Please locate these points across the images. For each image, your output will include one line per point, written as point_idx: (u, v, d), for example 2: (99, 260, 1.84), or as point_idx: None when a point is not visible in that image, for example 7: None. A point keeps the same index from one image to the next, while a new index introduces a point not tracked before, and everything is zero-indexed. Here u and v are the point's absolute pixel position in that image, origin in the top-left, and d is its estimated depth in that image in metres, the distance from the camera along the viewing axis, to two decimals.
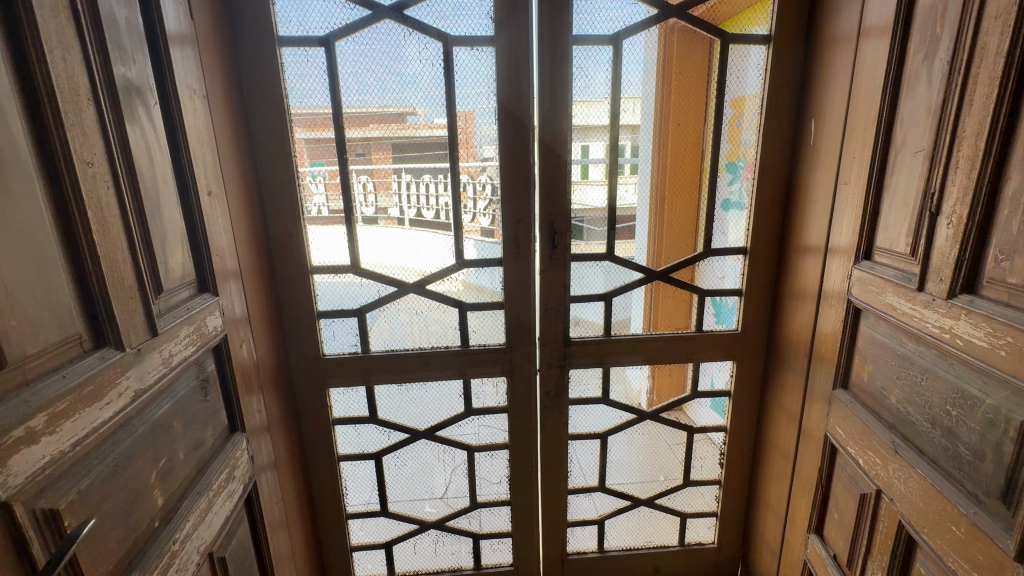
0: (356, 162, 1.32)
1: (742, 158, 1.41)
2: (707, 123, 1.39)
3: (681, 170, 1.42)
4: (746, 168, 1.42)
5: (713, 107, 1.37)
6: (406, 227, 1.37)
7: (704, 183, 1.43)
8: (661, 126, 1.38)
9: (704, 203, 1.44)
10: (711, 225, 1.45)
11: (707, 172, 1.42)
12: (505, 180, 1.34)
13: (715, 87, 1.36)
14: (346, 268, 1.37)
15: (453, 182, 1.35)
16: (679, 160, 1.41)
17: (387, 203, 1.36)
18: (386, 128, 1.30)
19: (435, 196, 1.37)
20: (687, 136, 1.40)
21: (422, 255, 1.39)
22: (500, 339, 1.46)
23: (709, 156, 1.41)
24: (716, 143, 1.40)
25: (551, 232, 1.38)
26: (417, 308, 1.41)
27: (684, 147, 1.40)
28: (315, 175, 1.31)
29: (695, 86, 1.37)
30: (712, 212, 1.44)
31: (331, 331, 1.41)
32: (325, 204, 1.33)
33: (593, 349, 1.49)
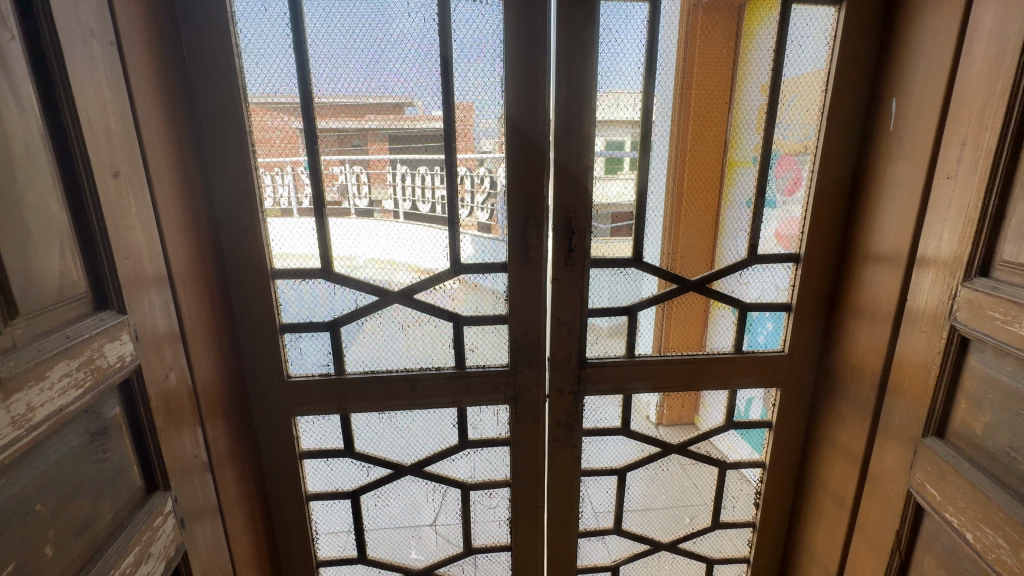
0: (350, 154, 1.08)
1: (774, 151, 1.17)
2: (733, 103, 1.15)
3: (705, 164, 1.18)
4: (779, 162, 1.18)
5: (744, 89, 1.14)
6: (409, 224, 1.13)
7: (730, 181, 1.20)
8: (681, 111, 1.13)
9: (730, 206, 1.21)
10: (732, 225, 1.21)
11: (746, 164, 1.19)
12: (511, 169, 1.09)
13: (745, 63, 1.12)
14: (316, 272, 1.12)
15: (449, 172, 1.10)
16: (700, 154, 1.17)
17: (382, 191, 1.11)
18: (383, 119, 1.07)
19: (424, 189, 1.12)
20: (711, 118, 1.15)
21: (412, 257, 1.14)
22: (501, 360, 1.21)
23: (733, 143, 1.17)
24: (748, 134, 1.17)
25: (567, 233, 1.13)
26: (403, 320, 1.16)
27: (706, 130, 1.16)
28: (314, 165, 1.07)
29: (721, 61, 1.12)
30: (734, 210, 1.21)
31: (298, 348, 1.16)
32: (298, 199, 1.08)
33: (613, 374, 1.25)
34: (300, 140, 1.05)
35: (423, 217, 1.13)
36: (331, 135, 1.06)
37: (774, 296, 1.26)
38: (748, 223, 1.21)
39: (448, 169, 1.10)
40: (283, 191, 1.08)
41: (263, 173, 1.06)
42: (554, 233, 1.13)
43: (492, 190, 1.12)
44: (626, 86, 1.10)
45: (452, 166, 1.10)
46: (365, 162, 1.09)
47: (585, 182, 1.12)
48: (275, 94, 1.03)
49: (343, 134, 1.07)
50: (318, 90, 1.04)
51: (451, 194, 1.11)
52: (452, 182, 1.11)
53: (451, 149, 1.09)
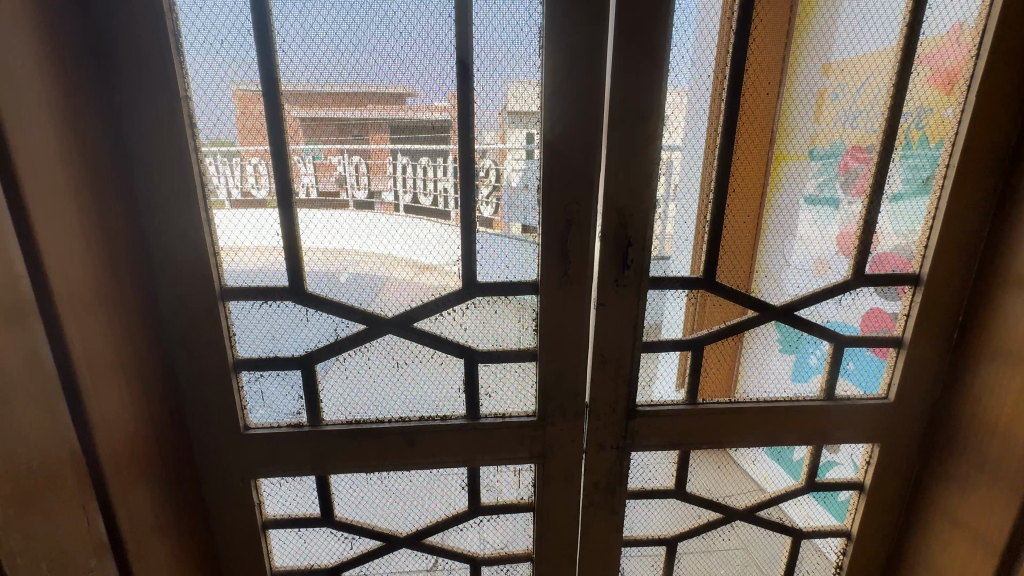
0: (348, 142, 0.79)
1: (836, 142, 0.88)
2: (794, 69, 0.84)
3: (749, 164, 0.88)
4: (849, 154, 0.88)
5: (798, 65, 0.84)
6: (410, 228, 0.83)
7: (773, 187, 0.90)
8: (743, 90, 0.83)
9: (772, 218, 0.91)
10: (779, 233, 0.91)
11: (802, 158, 0.88)
12: (546, 157, 0.79)
13: (806, 27, 0.82)
14: (284, 292, 0.83)
15: (463, 162, 0.81)
16: (739, 149, 0.86)
17: (357, 175, 0.81)
18: (389, 109, 0.79)
19: (423, 184, 0.82)
20: (764, 88, 0.84)
21: (409, 272, 0.85)
22: (526, 407, 0.93)
23: (789, 123, 0.87)
24: (804, 120, 0.86)
25: (622, 246, 0.84)
26: (398, 356, 0.88)
27: (756, 105, 0.84)
28: (319, 158, 0.79)
29: (774, 22, 0.81)
30: (781, 214, 0.91)
31: (258, 392, 0.88)
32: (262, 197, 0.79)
33: (669, 425, 0.97)
34: (261, 122, 0.77)
35: (426, 220, 0.83)
36: (305, 115, 0.78)
37: (873, 322, 0.97)
38: (809, 235, 0.92)
39: (462, 157, 0.81)
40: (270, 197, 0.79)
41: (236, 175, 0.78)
42: (602, 245, 0.84)
43: (524, 185, 0.83)
44: (702, 50, 0.81)
45: (470, 152, 0.81)
46: (348, 147, 0.80)
47: (651, 177, 0.82)
48: (224, 53, 0.74)
49: (343, 124, 0.78)
50: (284, 53, 0.75)
51: (467, 191, 0.82)
52: (467, 176, 0.82)
53: (468, 131, 0.80)
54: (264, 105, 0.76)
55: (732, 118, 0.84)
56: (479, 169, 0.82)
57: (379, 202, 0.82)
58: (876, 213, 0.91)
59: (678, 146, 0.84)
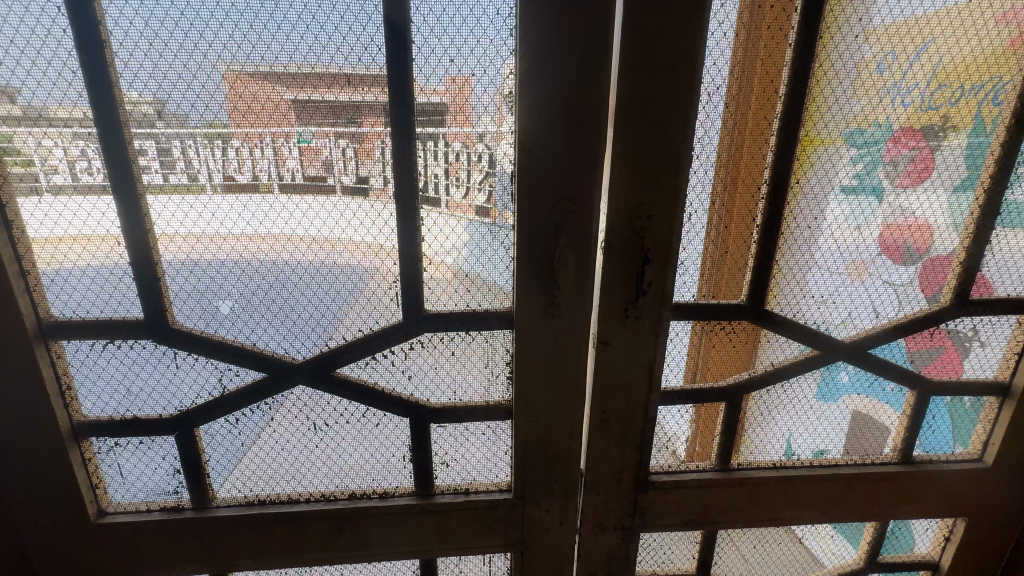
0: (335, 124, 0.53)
1: (883, 122, 0.59)
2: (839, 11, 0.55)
3: (788, 154, 0.59)
4: (900, 136, 0.60)
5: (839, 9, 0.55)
6: (324, 237, 0.56)
7: (797, 189, 0.61)
8: (819, 31, 0.55)
9: (792, 233, 0.63)
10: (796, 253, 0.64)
11: (837, 142, 0.60)
12: (523, 130, 0.52)
13: None
14: (146, 330, 0.57)
15: (397, 132, 0.53)
16: (769, 130, 0.59)
17: (234, 155, 0.52)
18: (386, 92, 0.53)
19: (339, 168, 0.54)
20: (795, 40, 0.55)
21: (325, 301, 0.58)
22: (498, 477, 0.68)
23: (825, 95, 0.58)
24: (841, 92, 0.58)
25: (635, 262, 0.58)
26: (316, 415, 0.63)
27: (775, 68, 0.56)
28: (306, 141, 0.53)
29: None
30: (802, 226, 0.63)
31: (119, 464, 0.62)
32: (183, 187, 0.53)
33: (693, 500, 0.72)
34: (70, 65, 0.48)
35: (349, 224, 0.56)
36: (145, 60, 0.49)
37: (923, 341, 0.70)
38: (854, 251, 0.64)
39: (397, 125, 0.53)
40: (247, 185, 0.53)
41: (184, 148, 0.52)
42: (605, 264, 0.58)
43: (495, 172, 0.56)
44: None
45: (408, 117, 0.53)
46: (223, 115, 0.51)
47: (681, 164, 0.55)
48: None
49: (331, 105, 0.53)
50: None
51: (406, 178, 0.55)
52: (404, 154, 0.54)
53: (405, 84, 0.52)
54: (73, 45, 0.48)
55: (801, 74, 0.57)
56: (425, 148, 0.55)
57: (274, 199, 0.54)
58: (941, 213, 0.64)
59: (720, 117, 0.58)
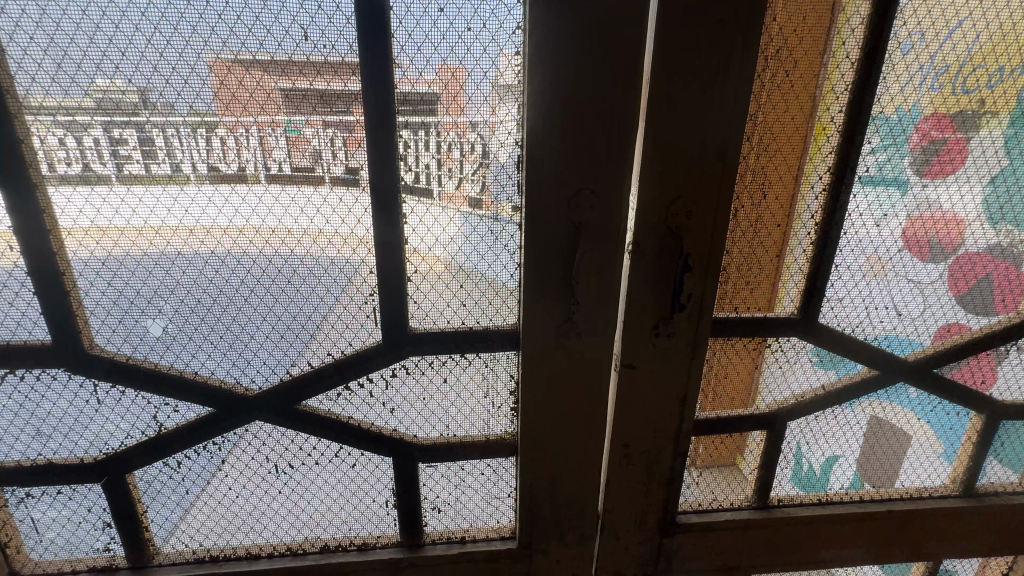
0: (313, 108, 0.41)
1: (908, 107, 0.46)
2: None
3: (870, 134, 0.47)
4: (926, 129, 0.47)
5: None
6: (280, 241, 0.44)
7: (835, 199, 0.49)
8: None
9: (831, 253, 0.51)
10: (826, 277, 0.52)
11: (852, 130, 0.46)
12: (533, 106, 0.40)
13: None
14: (59, 355, 0.45)
15: (369, 104, 0.41)
16: (813, 109, 0.47)
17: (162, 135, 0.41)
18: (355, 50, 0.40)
19: (298, 150, 0.42)
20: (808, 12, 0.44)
21: (282, 321, 0.47)
22: (501, 523, 0.58)
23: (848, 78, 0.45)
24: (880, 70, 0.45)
25: (670, 270, 0.47)
26: (278, 457, 0.51)
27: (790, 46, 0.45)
28: (292, 131, 0.42)
29: None
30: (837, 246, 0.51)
31: (37, 518, 0.51)
32: (146, 179, 0.41)
33: (726, 543, 0.62)
34: None
35: (313, 223, 0.44)
36: (31, 4, 0.37)
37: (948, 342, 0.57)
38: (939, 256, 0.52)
39: (370, 103, 0.41)
40: (225, 178, 0.42)
41: (160, 129, 0.40)
42: (634, 273, 0.47)
43: (495, 158, 0.44)
44: None
45: (384, 85, 0.41)
46: (139, 80, 0.39)
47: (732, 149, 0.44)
48: None
49: (288, 73, 0.40)
50: None
51: (381, 167, 0.43)
52: (380, 134, 0.42)
53: (378, 40, 0.40)
54: None
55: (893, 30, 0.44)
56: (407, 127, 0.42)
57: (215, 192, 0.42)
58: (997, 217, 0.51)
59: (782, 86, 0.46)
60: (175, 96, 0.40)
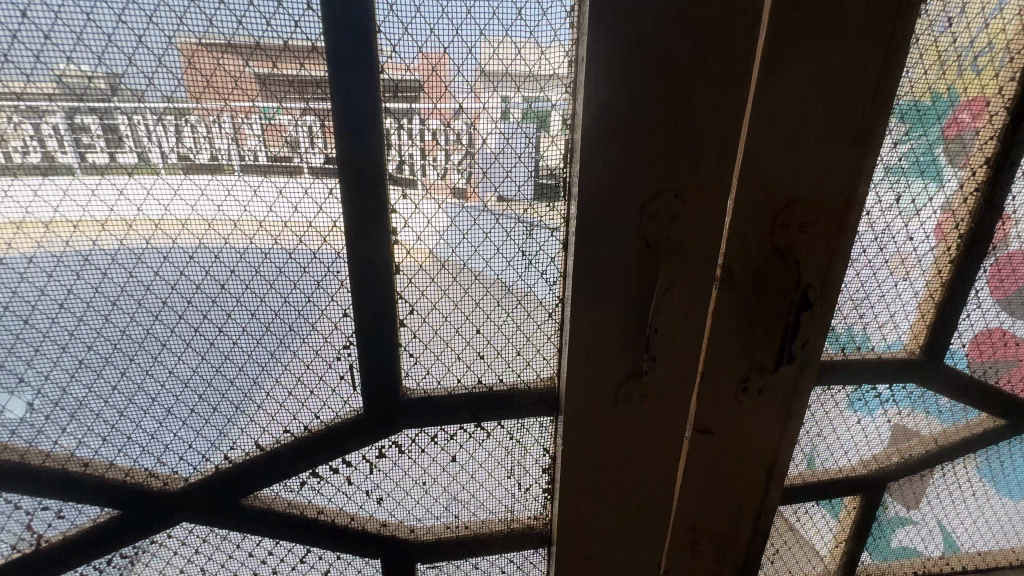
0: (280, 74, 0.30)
1: None
2: None
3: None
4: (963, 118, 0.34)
5: None
6: (227, 267, 0.33)
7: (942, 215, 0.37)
8: None
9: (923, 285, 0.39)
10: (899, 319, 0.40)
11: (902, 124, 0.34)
12: (593, 72, 0.27)
13: None
14: None
15: (339, 73, 0.29)
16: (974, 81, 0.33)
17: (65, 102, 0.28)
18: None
19: (252, 140, 0.31)
20: None
21: (232, 373, 0.36)
22: None
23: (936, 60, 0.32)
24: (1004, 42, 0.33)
25: (773, 307, 0.33)
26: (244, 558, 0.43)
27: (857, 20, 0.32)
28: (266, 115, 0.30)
29: None
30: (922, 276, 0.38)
31: None
32: (111, 167, 0.30)
33: None
34: None
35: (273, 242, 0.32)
36: None
37: (987, 350, 0.42)
38: None
39: (339, 102, 0.30)
40: (203, 167, 0.31)
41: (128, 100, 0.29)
42: (720, 313, 0.33)
43: (527, 149, 0.32)
44: None
45: (361, 42, 0.29)
46: (32, 39, 0.27)
47: (874, 132, 0.29)
48: None
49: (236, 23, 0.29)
50: None
51: (358, 180, 0.32)
52: (358, 114, 0.30)
53: None
54: None
55: None
56: (399, 113, 0.31)
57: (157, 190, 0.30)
58: None
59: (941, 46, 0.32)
60: (146, 51, 0.28)
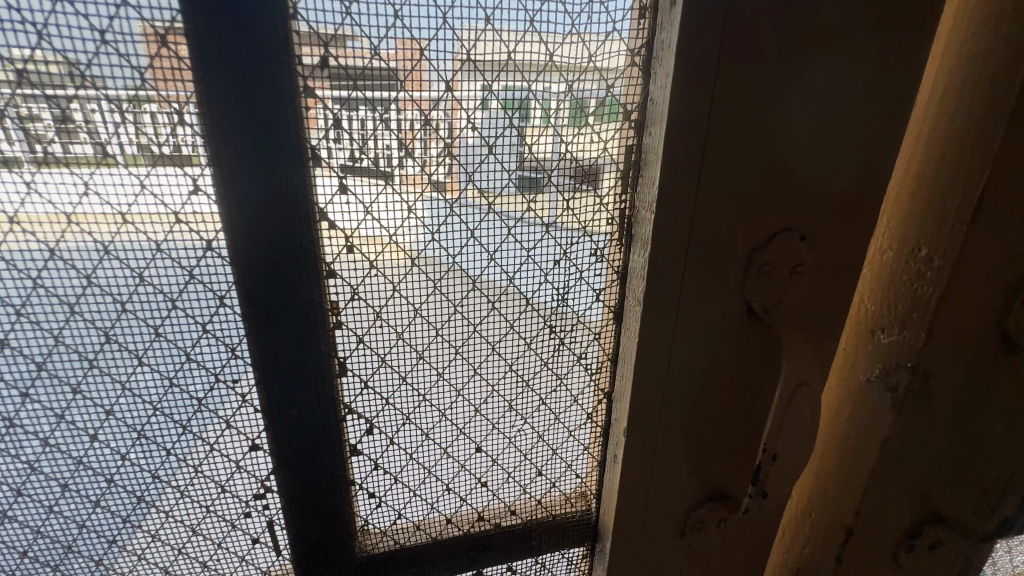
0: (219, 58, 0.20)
1: None
2: None
3: None
4: None
5: None
6: (115, 392, 0.24)
7: None
8: None
9: None
10: None
11: None
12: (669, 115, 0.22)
13: None
14: None
15: (234, 183, 0.21)
16: None
17: None
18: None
19: (143, 194, 0.21)
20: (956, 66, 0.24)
21: (100, 514, 0.27)
22: None
23: None
24: None
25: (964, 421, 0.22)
26: None
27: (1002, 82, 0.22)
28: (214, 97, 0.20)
29: None
30: None
31: None
32: (62, 163, 0.20)
33: None
34: None
35: (150, 336, 0.24)
36: None
37: None
38: None
39: (225, 170, 0.21)
40: (167, 160, 0.21)
41: (82, 74, 0.19)
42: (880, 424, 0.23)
43: (562, 188, 0.25)
44: None
45: (264, 151, 0.21)
46: None
47: None
48: None
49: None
50: None
51: (268, 310, 0.24)
52: (260, 237, 0.22)
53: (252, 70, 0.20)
54: None
55: None
56: (334, 101, 0.21)
57: (20, 260, 0.21)
58: None
59: None
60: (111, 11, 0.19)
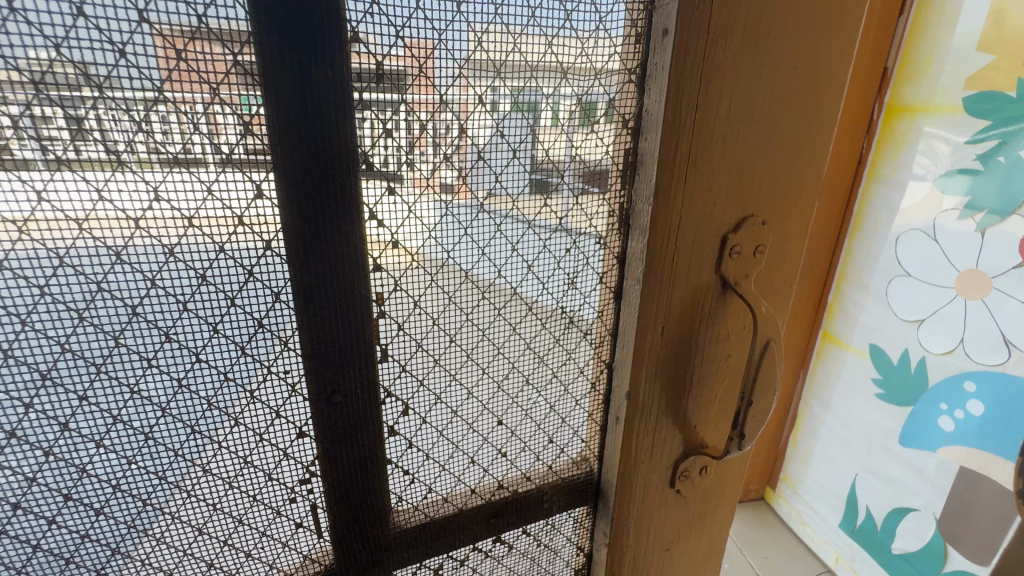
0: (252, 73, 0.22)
1: None
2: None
3: None
4: None
5: None
6: (175, 385, 0.25)
7: None
8: None
9: None
10: None
11: None
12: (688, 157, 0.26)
13: None
14: None
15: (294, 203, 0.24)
16: None
17: None
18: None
19: (208, 199, 0.23)
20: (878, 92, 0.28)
21: (148, 512, 0.27)
22: None
23: None
24: None
25: None
26: None
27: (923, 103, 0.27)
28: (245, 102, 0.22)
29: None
30: None
31: None
32: (70, 165, 0.20)
33: None
34: None
35: (208, 333, 0.25)
36: None
37: None
38: None
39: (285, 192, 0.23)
40: (175, 161, 0.22)
41: (97, 80, 0.20)
42: None
43: (572, 186, 0.29)
44: None
45: (323, 172, 0.24)
46: None
47: None
48: None
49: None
50: None
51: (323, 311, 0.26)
52: (319, 249, 0.25)
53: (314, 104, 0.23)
54: None
55: None
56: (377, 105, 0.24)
57: (82, 262, 0.22)
58: None
59: None
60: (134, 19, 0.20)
